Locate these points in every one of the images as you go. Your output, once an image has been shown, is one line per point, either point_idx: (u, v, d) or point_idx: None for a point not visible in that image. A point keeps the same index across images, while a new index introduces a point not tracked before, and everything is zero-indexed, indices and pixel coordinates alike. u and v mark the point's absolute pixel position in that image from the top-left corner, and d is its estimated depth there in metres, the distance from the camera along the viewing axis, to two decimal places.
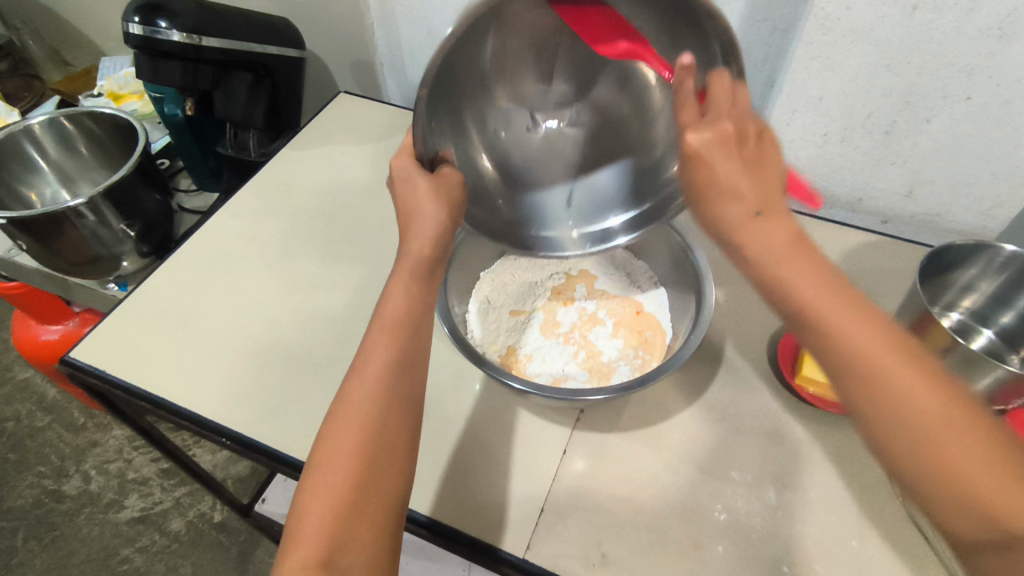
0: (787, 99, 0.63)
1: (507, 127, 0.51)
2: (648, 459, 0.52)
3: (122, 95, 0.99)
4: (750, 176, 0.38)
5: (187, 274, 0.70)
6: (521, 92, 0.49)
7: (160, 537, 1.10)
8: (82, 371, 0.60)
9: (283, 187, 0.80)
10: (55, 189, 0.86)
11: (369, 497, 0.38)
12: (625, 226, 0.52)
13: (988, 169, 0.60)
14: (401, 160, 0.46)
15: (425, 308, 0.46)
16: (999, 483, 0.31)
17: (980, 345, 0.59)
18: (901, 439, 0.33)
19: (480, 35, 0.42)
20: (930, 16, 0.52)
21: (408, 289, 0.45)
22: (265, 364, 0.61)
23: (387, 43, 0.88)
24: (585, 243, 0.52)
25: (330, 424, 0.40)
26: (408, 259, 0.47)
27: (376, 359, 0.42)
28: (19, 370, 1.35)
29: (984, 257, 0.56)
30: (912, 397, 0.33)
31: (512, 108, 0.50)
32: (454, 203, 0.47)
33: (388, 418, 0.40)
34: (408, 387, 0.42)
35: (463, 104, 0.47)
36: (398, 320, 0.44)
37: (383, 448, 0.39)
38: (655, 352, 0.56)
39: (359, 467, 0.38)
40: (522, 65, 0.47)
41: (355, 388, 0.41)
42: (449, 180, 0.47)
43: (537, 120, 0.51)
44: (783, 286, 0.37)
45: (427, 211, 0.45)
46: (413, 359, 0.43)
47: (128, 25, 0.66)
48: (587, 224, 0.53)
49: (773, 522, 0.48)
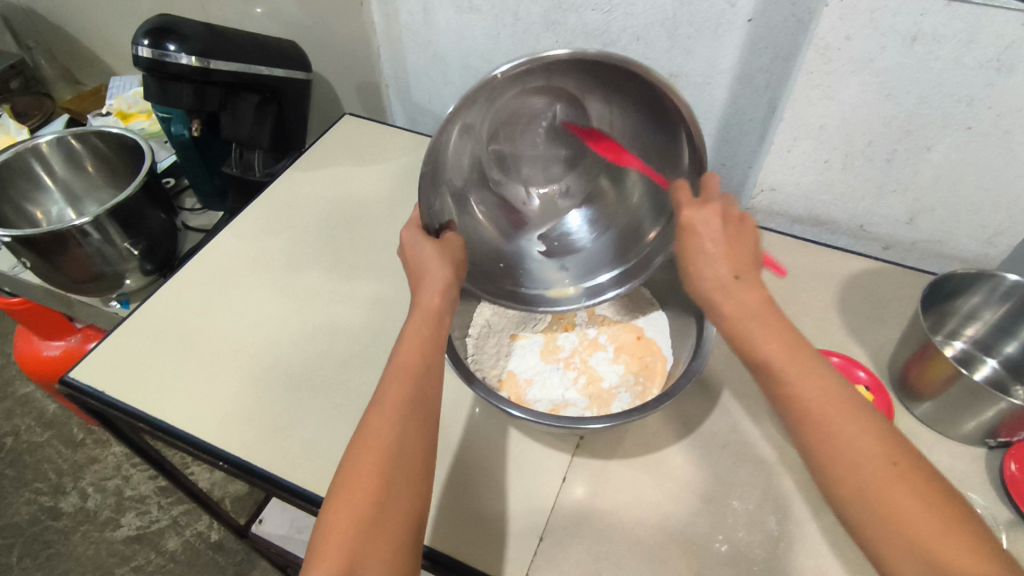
0: (788, 127, 0.63)
1: (501, 198, 0.56)
2: (649, 487, 0.51)
3: (130, 114, 1.01)
4: (728, 250, 0.45)
5: (192, 291, 0.70)
6: (513, 166, 0.54)
7: (156, 557, 1.09)
8: (79, 391, 0.60)
9: (288, 207, 0.81)
10: (61, 208, 0.87)
11: (387, 514, 0.38)
12: (613, 280, 0.57)
13: (990, 198, 0.60)
14: (409, 229, 0.50)
15: (439, 341, 0.46)
16: (935, 531, 0.33)
17: (984, 375, 0.58)
18: (842, 483, 0.36)
19: (478, 122, 0.47)
20: (928, 48, 0.52)
21: (420, 332, 0.46)
22: (265, 385, 0.60)
23: (392, 65, 0.90)
24: (580, 296, 0.57)
25: (351, 450, 0.40)
26: (418, 309, 0.47)
27: (394, 390, 0.42)
28: (20, 386, 1.35)
29: (987, 285, 0.56)
30: (859, 450, 0.36)
31: (507, 181, 0.55)
32: (456, 263, 0.49)
33: (406, 440, 0.40)
34: (425, 412, 0.42)
35: (460, 178, 0.51)
36: (413, 355, 0.44)
37: (400, 471, 0.39)
38: (656, 378, 0.56)
39: (379, 486, 0.38)
40: (516, 141, 0.52)
41: (374, 414, 0.41)
42: (450, 247, 0.50)
43: (531, 194, 0.56)
44: (746, 344, 0.42)
45: (437, 268, 0.48)
46: (428, 386, 0.44)
47: (138, 47, 0.68)
48: (580, 281, 0.58)
49: (775, 552, 0.47)
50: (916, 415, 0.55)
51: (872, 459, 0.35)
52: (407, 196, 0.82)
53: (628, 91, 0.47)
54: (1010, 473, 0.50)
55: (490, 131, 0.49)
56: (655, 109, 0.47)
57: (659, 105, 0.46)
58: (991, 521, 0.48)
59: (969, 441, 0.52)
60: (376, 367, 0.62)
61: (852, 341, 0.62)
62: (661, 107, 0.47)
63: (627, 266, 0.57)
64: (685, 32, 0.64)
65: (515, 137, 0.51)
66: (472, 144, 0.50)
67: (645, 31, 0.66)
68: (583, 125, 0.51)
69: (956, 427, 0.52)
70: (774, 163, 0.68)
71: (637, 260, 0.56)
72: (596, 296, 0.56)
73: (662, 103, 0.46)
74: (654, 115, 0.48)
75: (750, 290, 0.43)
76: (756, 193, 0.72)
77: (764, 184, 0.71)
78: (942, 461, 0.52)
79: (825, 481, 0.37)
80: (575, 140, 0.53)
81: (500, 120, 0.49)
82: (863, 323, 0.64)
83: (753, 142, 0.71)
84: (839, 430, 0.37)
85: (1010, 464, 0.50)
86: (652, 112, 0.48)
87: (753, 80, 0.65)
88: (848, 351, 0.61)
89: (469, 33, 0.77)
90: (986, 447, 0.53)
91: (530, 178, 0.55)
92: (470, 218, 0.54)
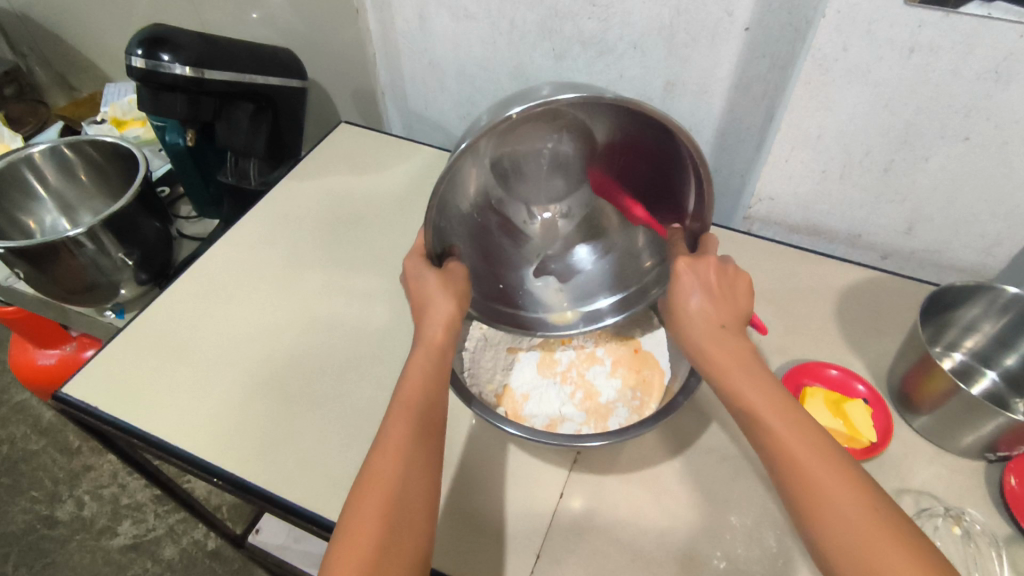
0: (785, 137, 0.63)
1: (503, 219, 0.54)
2: (646, 502, 0.51)
3: (125, 121, 1.00)
4: (718, 301, 0.47)
5: (185, 304, 0.69)
6: (517, 188, 0.52)
7: (152, 565, 1.08)
8: (73, 406, 0.60)
9: (283, 216, 0.80)
10: (55, 218, 0.87)
11: (394, 552, 0.38)
12: (613, 307, 0.57)
13: (987, 208, 0.60)
14: (412, 258, 0.51)
15: (443, 381, 0.47)
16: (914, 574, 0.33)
17: (982, 388, 0.58)
18: (823, 520, 0.36)
19: (485, 146, 0.46)
20: (926, 59, 0.52)
21: (423, 372, 0.46)
22: (260, 399, 0.60)
23: (388, 72, 0.90)
24: (578, 321, 0.57)
25: (355, 492, 0.40)
26: (422, 345, 0.48)
27: (397, 431, 0.43)
28: (15, 393, 1.34)
29: (986, 297, 0.55)
30: (838, 491, 0.37)
31: (509, 201, 0.53)
32: (461, 296, 0.50)
33: (411, 478, 0.41)
34: (428, 452, 0.43)
35: (462, 198, 0.50)
36: (415, 396, 0.45)
37: (404, 509, 0.40)
38: (653, 393, 0.55)
39: (382, 528, 0.38)
40: (520, 165, 0.50)
41: (377, 457, 0.42)
42: (455, 277, 0.50)
43: (534, 212, 0.54)
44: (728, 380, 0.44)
45: (439, 303, 0.48)
46: (432, 426, 0.44)
47: (132, 57, 0.67)
48: (579, 304, 0.57)
49: (772, 568, 0.47)
50: (914, 428, 0.55)
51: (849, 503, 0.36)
52: (402, 205, 0.82)
53: (642, 123, 0.45)
54: (1010, 487, 0.49)
55: (496, 155, 0.48)
56: (669, 143, 0.46)
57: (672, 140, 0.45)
58: (990, 537, 0.48)
59: (969, 454, 0.52)
60: (372, 380, 0.62)
61: (850, 353, 0.62)
62: (674, 145, 0.46)
63: (628, 292, 0.57)
64: (682, 41, 0.64)
65: (520, 158, 0.49)
66: (478, 167, 0.48)
67: (641, 39, 0.66)
68: (590, 151, 0.50)
69: (955, 441, 0.52)
70: (771, 174, 0.67)
71: (637, 288, 0.56)
72: (592, 323, 0.57)
73: (675, 142, 0.45)
74: (667, 150, 0.47)
75: (735, 343, 0.45)
76: (753, 201, 0.72)
77: (761, 193, 0.70)
78: (941, 475, 0.52)
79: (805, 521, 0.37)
80: (580, 164, 0.51)
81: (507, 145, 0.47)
82: (861, 334, 0.63)
83: (749, 152, 0.70)
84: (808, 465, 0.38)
85: (1010, 479, 0.50)
86: (665, 146, 0.46)
87: (750, 89, 0.65)
88: (846, 363, 0.61)
89: (465, 40, 0.77)
90: (985, 461, 0.52)
91: (534, 198, 0.53)
92: (471, 237, 0.53)
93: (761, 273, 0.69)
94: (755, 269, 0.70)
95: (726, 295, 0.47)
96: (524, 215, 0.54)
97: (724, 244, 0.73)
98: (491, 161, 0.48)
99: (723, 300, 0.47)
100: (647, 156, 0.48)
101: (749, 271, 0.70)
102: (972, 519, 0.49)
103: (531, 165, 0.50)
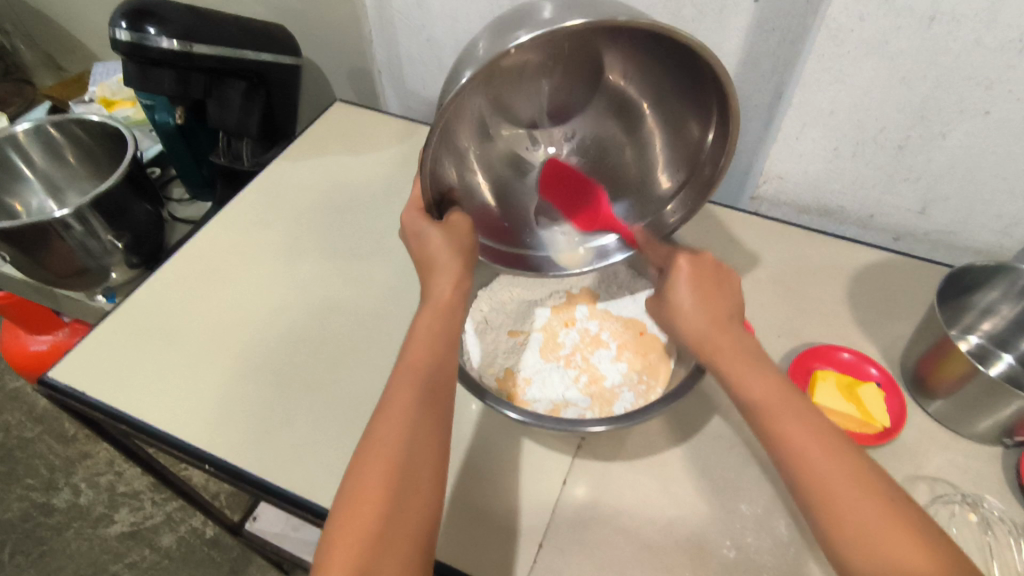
0: (796, 113, 0.61)
1: (506, 151, 0.51)
2: (652, 490, 0.49)
3: (114, 101, 0.97)
4: (706, 296, 0.46)
5: (178, 286, 0.68)
6: (519, 114, 0.49)
7: (150, 553, 1.07)
8: (61, 392, 0.58)
9: (277, 198, 0.78)
10: (42, 199, 0.85)
11: (399, 522, 0.37)
12: (622, 244, 0.55)
13: (1006, 186, 0.58)
14: (411, 212, 0.48)
15: (450, 345, 0.45)
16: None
17: (999, 371, 0.56)
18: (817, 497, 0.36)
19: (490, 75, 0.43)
20: (947, 28, 0.49)
21: (431, 332, 0.45)
22: (254, 384, 0.58)
23: (385, 50, 0.87)
24: (588, 258, 0.55)
25: (357, 460, 0.39)
26: (430, 305, 0.47)
27: (401, 398, 0.41)
28: (10, 380, 1.32)
29: (1005, 279, 0.54)
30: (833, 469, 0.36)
31: (512, 130, 0.50)
32: (466, 251, 0.48)
33: (416, 446, 0.40)
34: (435, 419, 0.41)
35: (463, 132, 0.47)
36: (421, 360, 0.43)
37: (409, 478, 0.38)
38: (659, 377, 0.54)
39: (387, 495, 0.37)
40: (522, 91, 0.47)
41: (381, 423, 0.40)
42: (459, 229, 0.47)
43: (537, 139, 0.51)
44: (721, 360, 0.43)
45: (447, 260, 0.46)
46: (439, 391, 0.43)
47: (116, 30, 0.65)
48: (587, 239, 0.56)
49: (783, 557, 0.46)
50: (929, 413, 0.53)
51: (873, 517, 0.34)
52: (399, 186, 0.80)
53: (656, 40, 0.42)
54: None
55: (496, 82, 0.44)
56: (685, 61, 0.43)
57: (691, 58, 0.42)
58: (1009, 525, 0.46)
59: (985, 440, 0.50)
60: (369, 365, 0.60)
61: (863, 337, 0.60)
62: (692, 60, 0.42)
63: (640, 227, 0.54)
64: (689, 13, 0.62)
65: (524, 83, 0.46)
66: (479, 97, 0.45)
67: (646, 12, 0.64)
68: (596, 66, 0.46)
69: (972, 426, 0.50)
70: (781, 151, 0.65)
71: (650, 221, 0.54)
72: (602, 259, 0.55)
73: (695, 59, 0.42)
74: (684, 68, 0.44)
75: (744, 332, 0.45)
76: (761, 180, 0.70)
77: (771, 172, 0.68)
78: (957, 462, 0.50)
79: (821, 532, 0.35)
80: (585, 83, 0.48)
81: (508, 74, 0.44)
82: (873, 318, 0.62)
83: (757, 130, 0.68)
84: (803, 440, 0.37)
85: None
86: (680, 62, 0.44)
87: (759, 64, 0.62)
88: (858, 347, 0.59)
89: (463, 15, 0.74)
90: (1002, 447, 0.51)
91: (537, 124, 0.50)
92: (472, 173, 0.50)
93: (770, 254, 0.67)
94: (763, 251, 0.68)
95: (714, 290, 0.47)
96: (527, 142, 0.51)
97: (732, 225, 0.71)
98: (490, 90, 0.45)
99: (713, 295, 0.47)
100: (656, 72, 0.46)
101: (758, 253, 0.68)
102: (990, 507, 0.47)
103: (535, 90, 0.47)
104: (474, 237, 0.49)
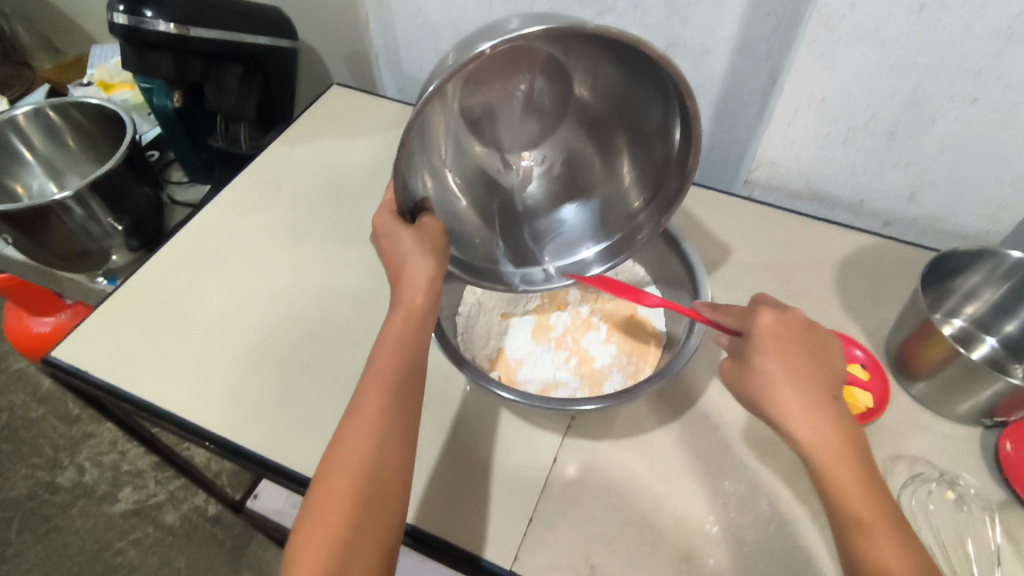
0: (788, 99, 0.61)
1: (479, 170, 0.52)
2: (639, 467, 0.51)
3: (113, 84, 0.97)
4: (811, 361, 0.42)
5: (175, 269, 0.68)
6: (491, 136, 0.50)
7: (154, 530, 1.10)
8: (66, 371, 0.59)
9: (274, 182, 0.78)
10: (43, 181, 0.85)
11: (363, 530, 0.39)
12: (596, 258, 0.56)
13: (994, 173, 0.59)
14: (383, 215, 0.48)
15: (419, 347, 0.46)
16: None
17: (981, 354, 0.58)
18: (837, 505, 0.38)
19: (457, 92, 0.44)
20: (937, 16, 0.50)
21: (401, 338, 0.46)
22: (252, 366, 0.59)
23: (381, 34, 0.87)
24: (559, 275, 0.56)
25: (325, 466, 0.41)
26: (402, 307, 0.47)
27: (370, 403, 0.43)
28: (14, 361, 1.34)
29: (988, 264, 0.55)
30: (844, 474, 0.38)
31: (484, 149, 0.51)
32: (438, 251, 0.47)
33: (382, 455, 0.41)
34: (402, 427, 0.43)
35: (434, 151, 0.48)
36: (391, 367, 0.44)
37: (376, 487, 0.40)
38: (648, 358, 0.55)
39: (354, 502, 0.39)
40: (494, 116, 0.48)
41: (350, 432, 0.41)
42: (430, 231, 0.47)
43: (509, 162, 0.53)
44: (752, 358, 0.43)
45: (416, 260, 0.46)
46: (410, 394, 0.44)
47: (114, 13, 0.66)
48: (559, 259, 0.56)
49: (765, 532, 0.47)
50: (911, 395, 0.54)
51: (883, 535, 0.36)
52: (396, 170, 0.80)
53: (623, 53, 0.43)
54: (1006, 453, 0.49)
55: (468, 101, 0.46)
56: (648, 73, 0.44)
57: (654, 71, 0.43)
58: (984, 502, 0.48)
59: (966, 421, 0.52)
60: (365, 345, 0.61)
61: (851, 320, 0.61)
62: (650, 65, 0.43)
63: (613, 241, 0.55)
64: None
65: (492, 96, 0.47)
66: (449, 117, 0.46)
67: None
68: (565, 88, 0.48)
69: (953, 408, 0.51)
70: (775, 137, 0.66)
71: (621, 235, 0.55)
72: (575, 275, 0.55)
73: (658, 71, 0.43)
74: (649, 79, 0.44)
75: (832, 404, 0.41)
76: (754, 166, 0.71)
77: (763, 157, 0.69)
78: (936, 442, 0.51)
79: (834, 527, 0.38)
80: (556, 104, 0.49)
81: (476, 93, 0.46)
82: (861, 302, 0.63)
83: (752, 115, 0.68)
84: (816, 441, 0.40)
85: (1006, 444, 0.50)
86: (647, 79, 0.45)
87: (754, 50, 0.63)
88: (845, 330, 0.60)
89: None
90: (981, 427, 0.52)
91: (508, 147, 0.52)
92: (448, 193, 0.52)
93: (761, 241, 0.68)
94: (754, 237, 0.69)
95: (817, 348, 0.44)
96: (501, 166, 0.53)
97: (724, 211, 0.72)
98: (460, 104, 0.46)
99: (813, 354, 0.43)
100: (620, 84, 0.47)
101: (749, 239, 0.68)
102: (966, 484, 0.49)
103: (504, 106, 0.48)
104: (446, 239, 0.49)
